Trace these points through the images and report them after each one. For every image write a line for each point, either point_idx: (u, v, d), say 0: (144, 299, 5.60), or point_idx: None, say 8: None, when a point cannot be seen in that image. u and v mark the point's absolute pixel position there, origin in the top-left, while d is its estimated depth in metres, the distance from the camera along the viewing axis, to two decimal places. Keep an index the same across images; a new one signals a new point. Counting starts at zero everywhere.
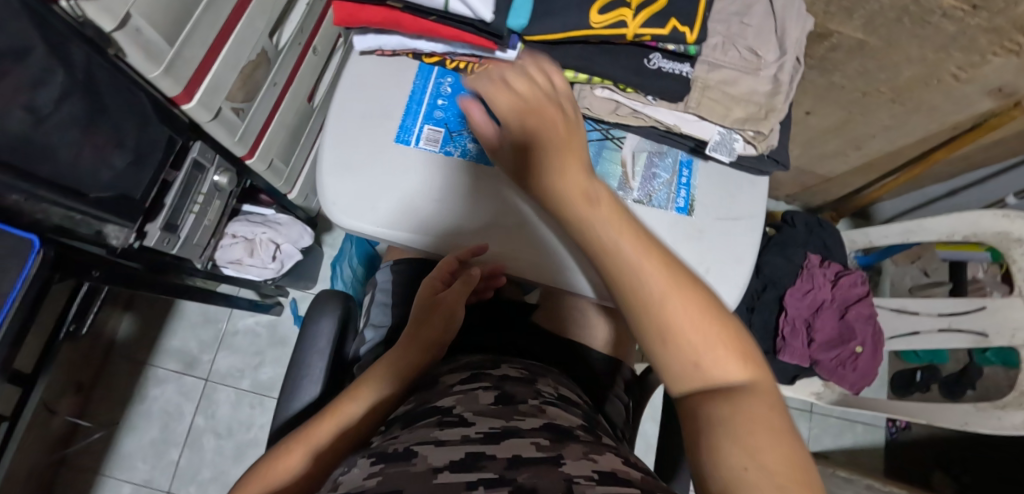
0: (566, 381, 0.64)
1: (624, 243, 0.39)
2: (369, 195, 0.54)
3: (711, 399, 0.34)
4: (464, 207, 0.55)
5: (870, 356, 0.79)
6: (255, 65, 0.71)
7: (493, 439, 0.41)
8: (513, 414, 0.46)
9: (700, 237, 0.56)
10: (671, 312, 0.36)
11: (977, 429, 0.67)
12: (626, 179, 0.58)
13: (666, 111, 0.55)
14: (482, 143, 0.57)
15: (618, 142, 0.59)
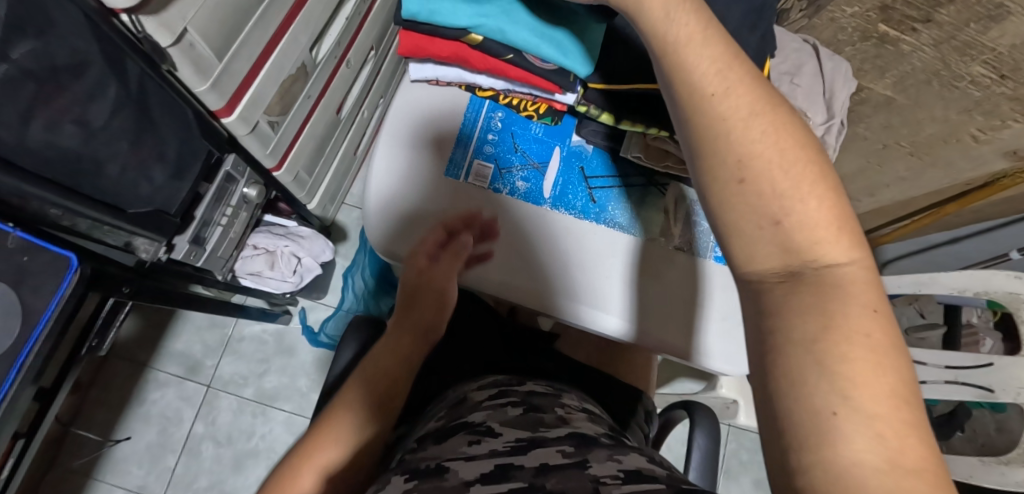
0: (592, 403, 0.65)
1: (716, 73, 0.32)
2: (415, 227, 0.56)
3: (802, 308, 0.29)
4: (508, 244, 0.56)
5: None
6: (294, 78, 0.71)
7: (520, 450, 0.42)
8: (538, 425, 0.48)
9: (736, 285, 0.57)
10: (769, 191, 0.31)
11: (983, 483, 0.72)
12: (668, 226, 0.59)
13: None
14: (531, 182, 0.58)
15: (661, 189, 0.60)
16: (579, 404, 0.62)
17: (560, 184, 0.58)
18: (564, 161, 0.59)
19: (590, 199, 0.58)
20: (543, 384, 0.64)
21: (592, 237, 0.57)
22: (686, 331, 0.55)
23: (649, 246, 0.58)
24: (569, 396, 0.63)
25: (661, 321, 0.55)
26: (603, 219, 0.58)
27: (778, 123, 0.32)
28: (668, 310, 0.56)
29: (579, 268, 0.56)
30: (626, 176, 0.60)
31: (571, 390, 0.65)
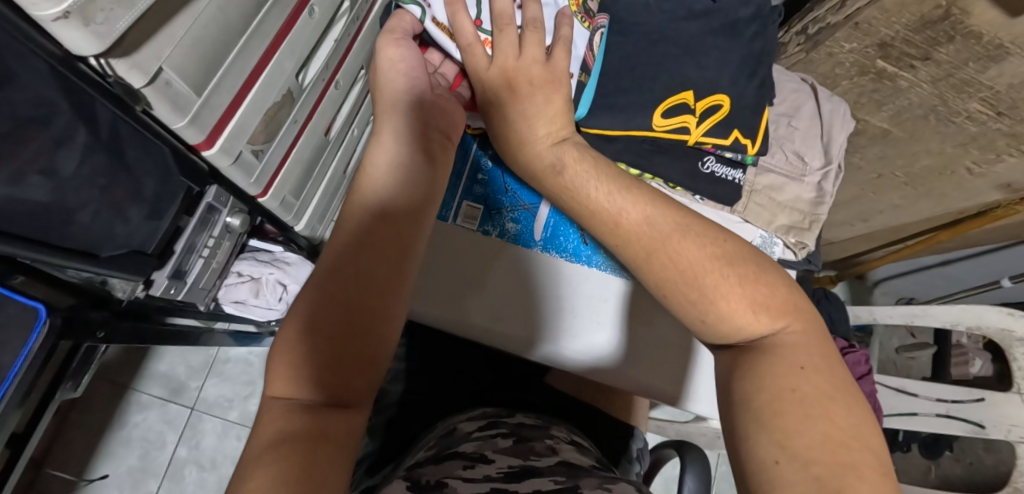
0: (581, 437, 0.64)
1: (626, 220, 0.42)
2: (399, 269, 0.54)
3: (742, 375, 0.37)
4: (490, 276, 0.54)
5: None
6: (279, 105, 0.69)
7: (512, 478, 0.48)
8: (530, 457, 0.53)
9: None
10: (683, 295, 0.40)
11: None
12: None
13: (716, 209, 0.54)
14: (521, 223, 0.56)
15: None
16: (568, 435, 0.62)
17: (552, 226, 0.56)
18: None
19: (582, 241, 0.57)
20: (531, 417, 0.63)
21: (580, 278, 0.55)
22: (679, 375, 0.54)
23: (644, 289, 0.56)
24: (558, 429, 0.62)
25: (654, 363, 0.54)
26: (594, 262, 0.56)
27: (680, 240, 0.41)
28: (663, 352, 0.55)
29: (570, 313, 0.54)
30: None
31: (560, 422, 0.65)
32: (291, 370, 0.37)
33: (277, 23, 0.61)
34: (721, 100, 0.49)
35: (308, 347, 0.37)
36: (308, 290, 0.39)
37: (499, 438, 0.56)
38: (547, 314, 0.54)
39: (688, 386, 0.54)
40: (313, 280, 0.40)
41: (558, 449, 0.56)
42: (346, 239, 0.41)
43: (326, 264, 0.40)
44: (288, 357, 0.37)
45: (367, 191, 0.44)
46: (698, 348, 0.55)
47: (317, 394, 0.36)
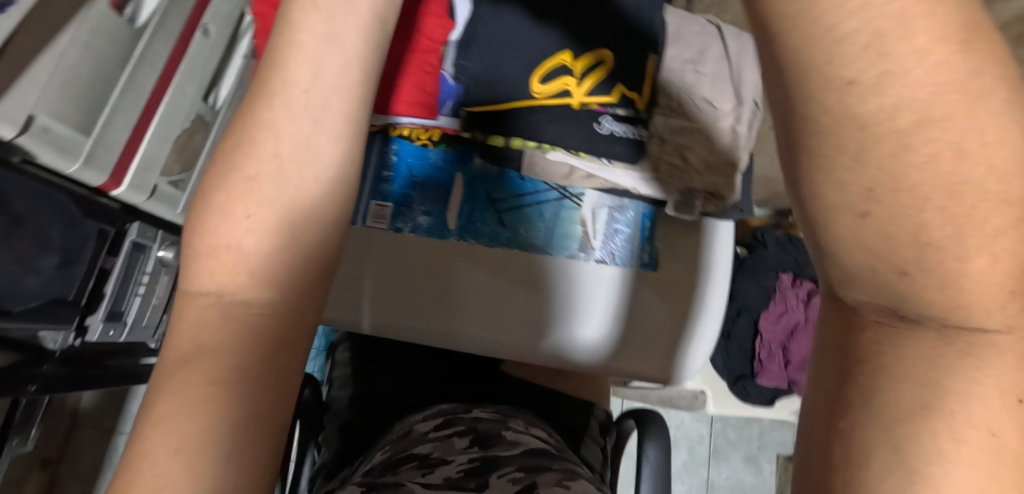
0: (542, 426, 0.63)
1: (881, 87, 0.18)
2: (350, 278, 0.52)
3: (906, 352, 0.19)
4: (438, 274, 0.53)
5: None
6: (191, 131, 0.68)
7: (472, 478, 0.46)
8: (490, 453, 0.51)
9: (665, 290, 0.56)
10: (912, 221, 0.18)
11: None
12: (586, 240, 0.56)
13: (623, 173, 0.52)
14: (434, 215, 0.55)
15: (577, 201, 0.57)
16: (528, 423, 0.61)
17: (466, 213, 0.55)
18: (468, 188, 0.56)
19: (500, 224, 0.55)
20: (489, 411, 0.62)
21: (526, 269, 0.55)
22: (634, 353, 0.55)
23: (571, 265, 0.56)
24: (516, 423, 0.60)
25: (616, 343, 0.54)
26: (514, 244, 0.55)
27: (991, 149, 0.17)
28: (616, 331, 0.55)
29: (512, 301, 0.54)
30: (538, 193, 0.57)
31: (521, 413, 0.64)
32: (192, 425, 0.26)
33: (165, 51, 0.60)
34: (601, 56, 0.47)
35: (214, 393, 0.27)
36: (191, 329, 0.28)
37: (455, 438, 0.55)
38: (505, 311, 0.53)
39: (645, 359, 0.55)
40: (195, 305, 0.28)
41: (519, 443, 0.55)
42: (238, 260, 0.28)
43: (217, 288, 0.28)
44: (178, 407, 0.26)
45: (246, 178, 0.28)
46: (646, 321, 0.55)
47: (236, 443, 0.26)
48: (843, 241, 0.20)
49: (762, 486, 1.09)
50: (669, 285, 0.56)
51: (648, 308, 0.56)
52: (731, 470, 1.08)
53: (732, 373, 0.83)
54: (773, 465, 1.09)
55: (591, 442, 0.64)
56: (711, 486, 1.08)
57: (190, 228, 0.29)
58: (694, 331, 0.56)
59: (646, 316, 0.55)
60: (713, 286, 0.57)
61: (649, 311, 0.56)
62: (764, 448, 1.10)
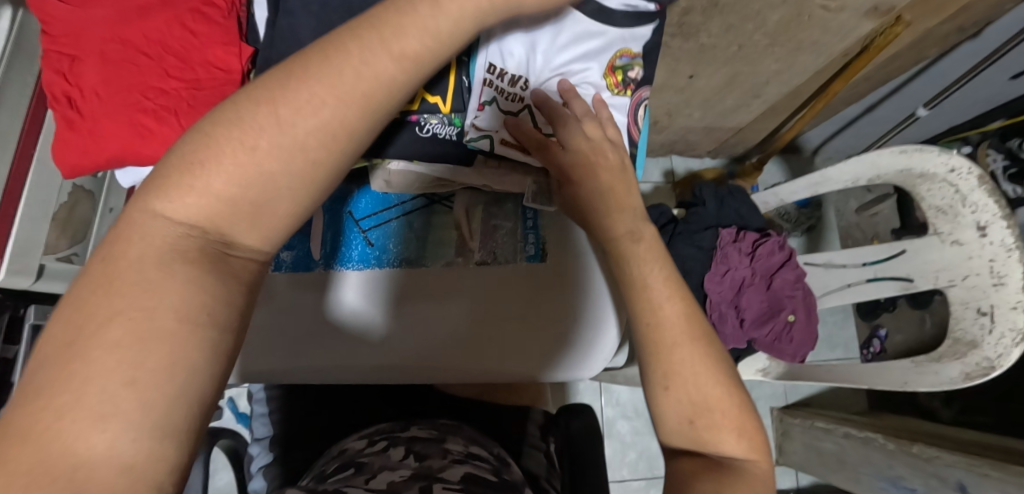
0: (482, 437, 0.55)
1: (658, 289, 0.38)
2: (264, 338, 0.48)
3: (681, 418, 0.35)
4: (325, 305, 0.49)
5: (805, 322, 0.74)
6: (71, 204, 0.67)
7: (415, 481, 0.38)
8: (428, 457, 0.43)
9: (556, 281, 0.51)
10: (681, 374, 0.35)
11: (917, 388, 0.63)
12: (463, 243, 0.52)
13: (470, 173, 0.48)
14: (296, 247, 0.51)
15: (446, 204, 0.53)
16: (469, 436, 0.52)
17: (330, 240, 0.51)
18: (328, 213, 0.52)
19: (367, 244, 0.51)
20: (427, 429, 0.51)
21: (446, 287, 0.51)
22: (546, 356, 0.50)
23: (447, 272, 0.51)
24: (454, 441, 0.49)
25: (524, 350, 0.50)
26: (387, 261, 0.51)
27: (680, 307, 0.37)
28: (545, 331, 0.50)
29: (430, 321, 0.50)
30: (402, 204, 0.53)
31: (467, 429, 0.55)
32: (154, 361, 0.20)
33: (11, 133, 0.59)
34: None
35: (175, 280, 0.21)
36: (166, 230, 0.22)
37: (392, 451, 0.45)
38: (431, 334, 0.50)
39: (571, 350, 0.50)
40: (164, 233, 0.22)
41: (472, 452, 0.47)
42: (287, 204, 0.24)
43: (221, 194, 0.23)
44: (114, 332, 0.20)
45: (279, 121, 0.23)
46: (546, 321, 0.50)
47: (213, 360, 0.21)
48: (661, 382, 0.35)
49: None
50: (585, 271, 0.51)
51: (561, 298, 0.51)
52: None
53: None
54: (768, 418, 1.08)
55: (533, 452, 0.60)
56: None
57: (185, 158, 0.23)
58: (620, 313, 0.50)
59: (546, 311, 0.51)
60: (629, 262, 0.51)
61: (551, 306, 0.51)
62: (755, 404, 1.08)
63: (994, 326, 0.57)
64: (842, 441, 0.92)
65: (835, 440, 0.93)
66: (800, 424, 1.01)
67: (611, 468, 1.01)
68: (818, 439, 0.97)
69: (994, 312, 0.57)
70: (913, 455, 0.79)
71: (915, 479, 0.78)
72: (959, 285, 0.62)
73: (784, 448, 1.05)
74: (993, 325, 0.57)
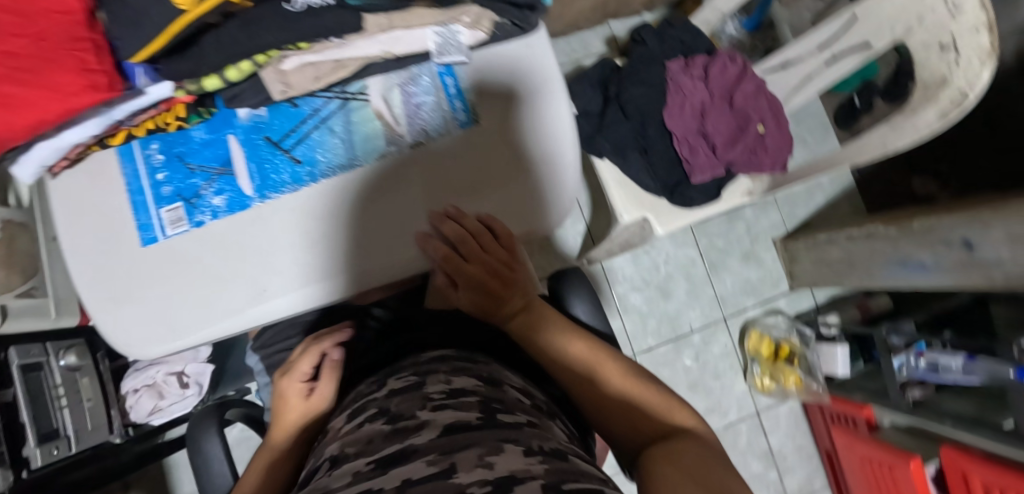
0: (472, 360, 0.55)
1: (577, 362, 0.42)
2: (251, 278, 0.48)
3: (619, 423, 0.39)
4: (284, 257, 0.47)
5: (775, 129, 0.71)
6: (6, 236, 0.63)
7: (384, 455, 0.32)
8: (404, 410, 0.41)
9: (503, 130, 0.48)
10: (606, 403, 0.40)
11: (900, 147, 0.60)
12: (390, 130, 0.48)
13: (363, 44, 0.42)
14: (226, 191, 0.48)
15: (362, 96, 0.48)
16: (456, 367, 0.52)
17: (257, 171, 0.48)
18: (245, 147, 0.48)
19: (295, 164, 0.47)
20: (406, 379, 0.49)
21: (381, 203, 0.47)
22: (526, 210, 0.49)
23: (388, 165, 0.48)
24: (433, 386, 0.46)
25: (507, 213, 0.49)
26: (320, 174, 0.47)
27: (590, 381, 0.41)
28: (505, 193, 0.48)
29: (386, 222, 0.48)
30: (317, 111, 0.48)
31: (454, 358, 0.54)
32: None
33: None
34: None
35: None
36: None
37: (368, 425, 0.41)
38: (391, 236, 0.47)
39: (540, 201, 0.49)
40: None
41: (461, 389, 0.45)
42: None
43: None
44: None
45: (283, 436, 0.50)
46: (517, 178, 0.49)
47: None
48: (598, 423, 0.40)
49: (770, 275, 1.06)
50: (520, 121, 0.48)
51: (508, 157, 0.48)
52: (734, 276, 1.05)
53: (667, 185, 0.73)
54: (773, 251, 1.07)
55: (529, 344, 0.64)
56: (721, 300, 1.05)
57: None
58: (569, 150, 0.49)
59: (512, 167, 0.48)
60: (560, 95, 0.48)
61: (513, 155, 0.48)
62: (757, 240, 1.07)
63: (960, 55, 0.54)
64: (847, 245, 0.90)
65: (841, 246, 0.91)
66: (804, 245, 1.00)
67: (636, 339, 1.02)
68: (822, 251, 0.96)
69: (957, 41, 0.54)
70: (914, 230, 0.78)
71: (922, 253, 0.78)
72: (919, 29, 0.58)
73: (795, 274, 1.04)
74: (959, 55, 0.54)
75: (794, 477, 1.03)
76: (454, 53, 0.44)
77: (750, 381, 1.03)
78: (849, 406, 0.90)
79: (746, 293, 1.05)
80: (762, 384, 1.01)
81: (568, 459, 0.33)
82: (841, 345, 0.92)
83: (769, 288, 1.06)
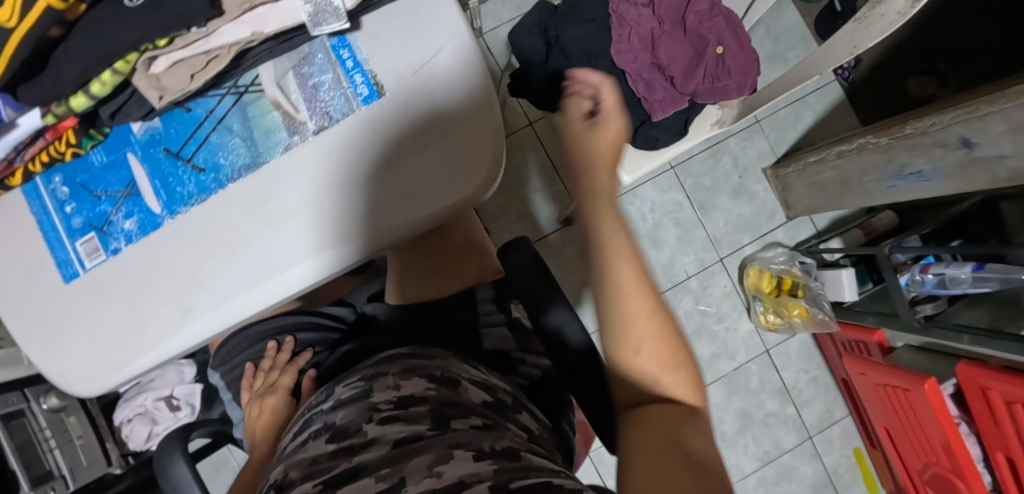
0: (426, 358, 0.53)
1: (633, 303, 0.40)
2: (174, 298, 0.44)
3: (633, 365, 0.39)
4: (203, 274, 0.44)
5: (737, 48, 0.64)
6: None
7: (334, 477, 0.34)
8: (350, 426, 0.40)
9: (410, 103, 0.43)
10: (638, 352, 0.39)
11: (869, 42, 0.52)
12: (291, 118, 0.44)
13: (229, 29, 0.37)
14: (136, 212, 0.45)
15: (256, 87, 0.44)
16: (408, 366, 0.50)
17: (162, 186, 0.44)
18: (145, 162, 0.45)
19: (198, 172, 0.44)
20: (353, 385, 0.48)
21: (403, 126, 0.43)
22: (445, 186, 0.43)
23: (292, 158, 0.43)
24: (382, 383, 0.46)
25: (429, 190, 0.43)
26: (227, 178, 0.44)
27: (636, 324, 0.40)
28: (427, 160, 0.43)
29: (301, 217, 0.43)
30: (213, 112, 0.44)
31: (405, 358, 0.52)
32: None
33: None
34: None
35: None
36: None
37: (314, 438, 0.41)
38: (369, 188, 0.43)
39: (462, 172, 0.43)
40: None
41: (411, 395, 0.44)
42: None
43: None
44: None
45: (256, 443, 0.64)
46: (434, 149, 0.43)
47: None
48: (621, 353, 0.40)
49: (763, 207, 1.00)
50: (430, 80, 0.43)
51: (423, 127, 0.43)
52: (727, 214, 0.99)
53: (628, 130, 0.68)
54: (764, 182, 1.01)
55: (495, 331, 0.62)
56: (715, 241, 1.00)
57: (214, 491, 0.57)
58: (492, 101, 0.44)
59: (426, 140, 0.43)
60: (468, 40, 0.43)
61: (427, 126, 0.43)
62: (745, 173, 1.00)
63: None
64: (839, 165, 0.84)
65: (832, 167, 0.85)
66: (795, 171, 0.93)
67: None
68: (814, 175, 0.89)
69: None
70: (907, 136, 0.71)
71: (918, 160, 0.71)
72: None
73: (790, 202, 0.98)
74: None
75: (811, 410, 1.00)
76: (333, 20, 0.39)
77: (754, 320, 0.99)
78: (861, 331, 0.85)
79: (740, 230, 1.00)
80: (767, 322, 0.97)
81: (520, 458, 0.37)
82: (845, 269, 0.86)
83: (763, 221, 1.00)
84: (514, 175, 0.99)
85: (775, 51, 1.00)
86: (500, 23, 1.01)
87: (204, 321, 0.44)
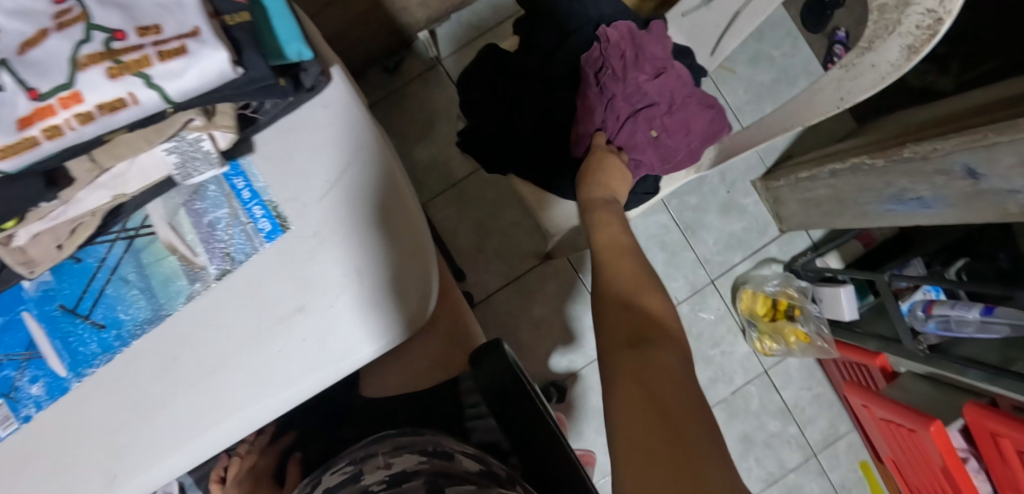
0: (414, 434, 0.50)
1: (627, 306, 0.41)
2: (100, 465, 0.40)
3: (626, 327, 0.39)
4: (123, 439, 0.40)
5: (695, 108, 0.57)
6: None
7: None
8: None
9: (319, 234, 0.38)
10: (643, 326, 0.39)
11: (859, 97, 0.44)
12: (188, 262, 0.39)
13: (86, 196, 0.32)
14: (42, 376, 0.40)
15: (147, 231, 0.39)
16: (398, 443, 0.48)
17: (65, 346, 0.40)
18: (42, 321, 0.40)
19: (99, 330, 0.40)
20: (343, 468, 0.46)
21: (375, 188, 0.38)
22: (377, 318, 0.38)
23: (196, 307, 0.39)
24: (374, 461, 0.45)
25: (359, 326, 0.38)
26: (131, 333, 0.39)
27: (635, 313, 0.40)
28: (349, 296, 0.38)
29: (215, 370, 0.39)
30: (105, 261, 0.39)
31: (394, 435, 0.50)
32: None
33: None
34: None
35: None
36: None
37: None
38: (329, 264, 0.38)
39: (394, 300, 0.39)
40: None
41: (403, 471, 0.42)
42: None
43: None
44: None
45: None
46: (356, 280, 0.38)
47: None
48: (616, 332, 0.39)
49: (755, 221, 0.94)
50: (343, 201, 0.38)
51: (339, 258, 0.38)
52: (715, 233, 0.93)
53: None
54: (755, 194, 0.94)
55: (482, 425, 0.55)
56: (705, 262, 0.94)
57: None
58: (416, 215, 0.40)
59: (343, 272, 0.38)
60: (384, 152, 0.39)
61: (342, 256, 0.38)
62: (734, 187, 0.94)
63: None
64: (832, 182, 0.76)
65: (825, 184, 0.77)
66: (787, 185, 0.86)
67: None
68: (806, 191, 0.82)
69: None
70: (905, 160, 0.63)
71: (919, 186, 0.64)
72: None
73: (783, 215, 0.92)
74: None
75: (815, 427, 0.96)
76: (205, 167, 0.34)
77: (750, 343, 0.94)
78: (861, 354, 0.81)
79: (732, 248, 0.94)
80: (763, 348, 0.92)
81: None
82: (844, 286, 0.81)
83: (756, 236, 0.94)
84: (487, 210, 0.94)
85: (759, 50, 0.91)
86: (460, 46, 0.93)
87: (139, 484, 0.40)
